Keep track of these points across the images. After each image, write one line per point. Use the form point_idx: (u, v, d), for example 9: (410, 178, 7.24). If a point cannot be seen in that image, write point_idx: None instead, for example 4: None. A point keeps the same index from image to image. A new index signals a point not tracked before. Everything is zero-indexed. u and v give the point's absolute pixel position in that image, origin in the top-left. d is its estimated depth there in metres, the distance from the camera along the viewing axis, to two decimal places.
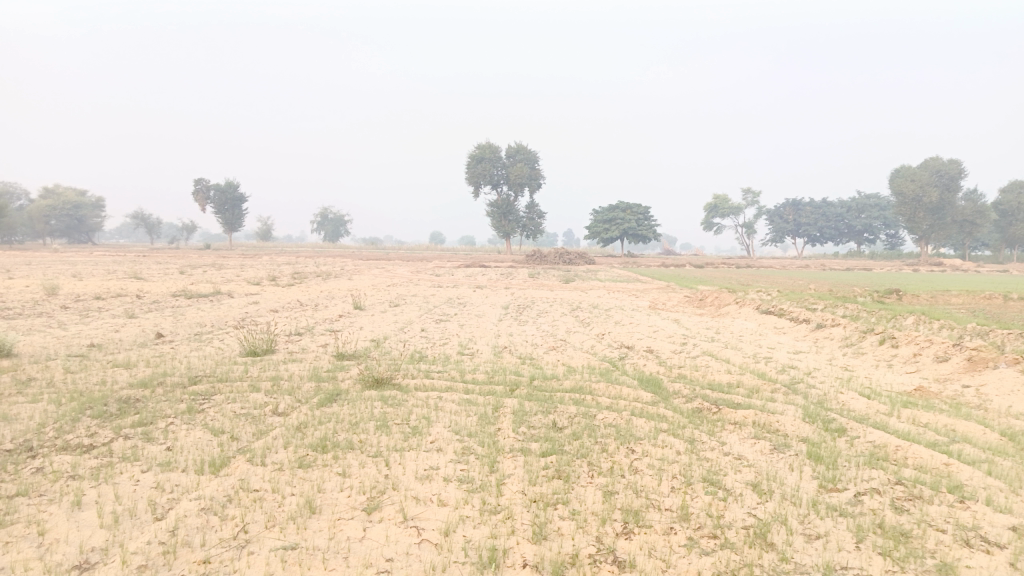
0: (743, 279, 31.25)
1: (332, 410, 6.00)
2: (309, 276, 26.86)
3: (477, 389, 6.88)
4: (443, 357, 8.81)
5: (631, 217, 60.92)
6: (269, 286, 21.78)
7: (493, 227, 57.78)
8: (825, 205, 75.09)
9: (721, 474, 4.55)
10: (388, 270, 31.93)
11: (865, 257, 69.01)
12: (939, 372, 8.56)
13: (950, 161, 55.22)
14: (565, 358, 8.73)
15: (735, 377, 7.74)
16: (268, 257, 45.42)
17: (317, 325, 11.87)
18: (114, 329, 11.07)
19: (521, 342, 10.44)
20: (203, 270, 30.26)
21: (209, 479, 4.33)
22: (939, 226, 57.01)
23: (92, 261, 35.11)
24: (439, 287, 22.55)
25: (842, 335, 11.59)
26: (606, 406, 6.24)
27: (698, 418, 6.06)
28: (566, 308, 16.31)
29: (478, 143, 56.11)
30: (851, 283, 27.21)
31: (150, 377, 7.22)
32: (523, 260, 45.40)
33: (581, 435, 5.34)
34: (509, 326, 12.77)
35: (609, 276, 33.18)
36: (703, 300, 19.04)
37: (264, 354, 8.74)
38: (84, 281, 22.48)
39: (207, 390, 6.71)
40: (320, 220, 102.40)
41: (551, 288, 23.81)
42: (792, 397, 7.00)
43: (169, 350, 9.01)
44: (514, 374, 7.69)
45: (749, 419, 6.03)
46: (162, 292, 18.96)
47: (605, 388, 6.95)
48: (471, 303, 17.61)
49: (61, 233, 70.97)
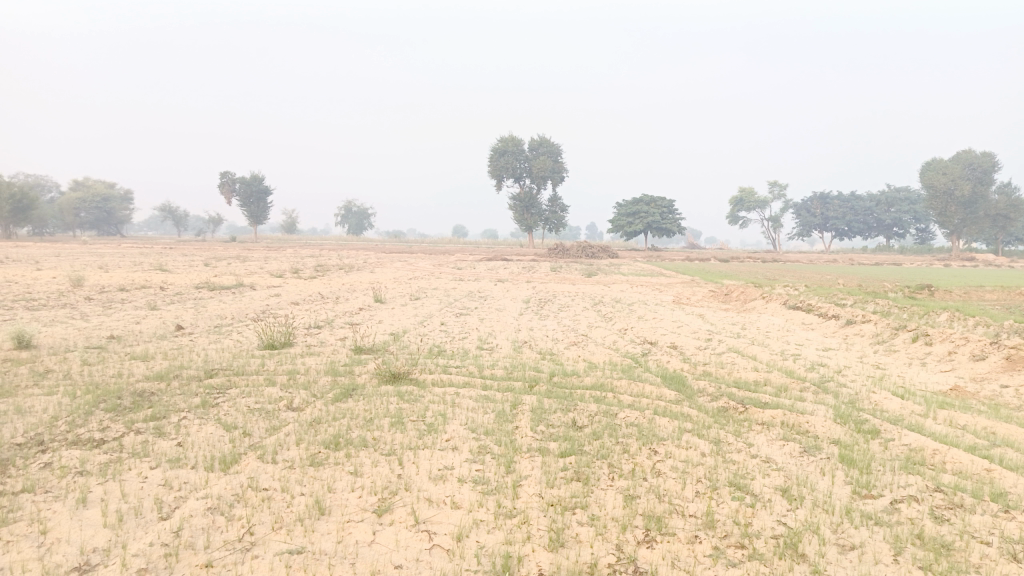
0: (769, 273, 30.76)
1: (347, 405, 5.87)
2: (332, 269, 26.89)
3: (496, 385, 6.72)
4: (462, 351, 8.67)
5: (655, 210, 60.37)
6: (291, 279, 21.81)
7: (515, 221, 57.57)
8: (853, 199, 73.80)
9: (748, 478, 4.34)
10: (410, 263, 31.88)
11: (895, 251, 67.69)
12: (977, 372, 8.23)
13: (984, 154, 53.91)
14: (586, 354, 8.54)
15: (762, 375, 7.50)
16: (292, 249, 45.65)
17: (336, 318, 11.79)
18: (135, 321, 11.09)
19: (541, 337, 10.26)
20: (228, 261, 30.44)
21: (217, 477, 4.22)
22: (972, 221, 55.73)
23: (120, 253, 35.59)
24: (460, 281, 22.42)
25: (872, 332, 11.26)
26: (627, 404, 6.05)
27: (724, 417, 5.84)
28: (588, 303, 16.09)
29: (501, 136, 55.91)
30: (881, 278, 26.56)
31: (167, 370, 7.16)
32: (546, 253, 45.12)
33: (602, 434, 5.16)
34: (530, 320, 12.59)
35: (632, 270, 32.85)
36: (728, 295, 18.70)
37: (282, 347, 8.67)
38: (110, 272, 22.70)
39: (222, 384, 6.63)
40: (344, 213, 102.94)
41: (574, 282, 23.56)
42: (822, 396, 6.75)
43: (187, 343, 8.98)
44: (533, 369, 7.52)
45: (777, 419, 5.80)
46: (185, 284, 19.05)
47: (627, 385, 6.76)
48: (492, 296, 17.45)
49: (90, 226, 72.08)
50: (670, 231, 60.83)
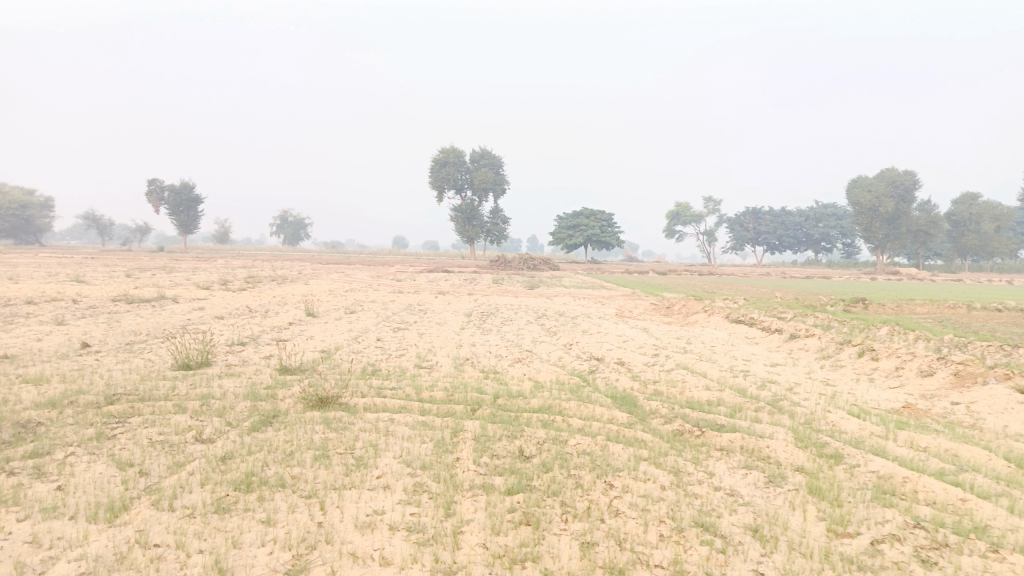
0: (706, 286, 31.14)
1: (265, 436, 5.22)
2: (264, 280, 25.76)
3: (435, 409, 6.16)
4: (399, 371, 8.07)
5: (595, 223, 60.73)
6: (219, 291, 20.64)
7: (457, 233, 56.97)
8: (785, 214, 75.95)
9: (714, 517, 3.91)
10: (348, 275, 30.88)
11: (824, 265, 69.81)
12: (925, 389, 8.09)
13: (905, 172, 56.26)
14: (531, 372, 8.06)
15: (715, 394, 7.16)
16: (223, 260, 43.83)
17: (263, 334, 10.95)
18: (36, 338, 10.04)
19: (484, 353, 9.74)
20: (152, 273, 28.83)
21: (98, 530, 3.53)
22: (895, 236, 57.96)
23: (34, 262, 33.40)
24: (399, 293, 21.68)
25: (817, 346, 11.16)
26: (578, 430, 5.57)
27: (680, 443, 5.42)
28: (531, 317, 15.62)
29: (442, 147, 55.29)
30: (816, 291, 27.02)
31: (62, 395, 6.34)
32: (487, 265, 44.57)
33: (552, 466, 4.66)
34: (472, 335, 12.06)
35: (572, 282, 32.72)
36: (670, 309, 18.53)
37: (198, 367, 7.90)
38: (19, 283, 21.03)
39: (123, 412, 5.85)
40: (279, 223, 100.07)
41: (516, 294, 23.17)
42: (778, 417, 6.43)
43: (92, 363, 8.08)
44: (476, 390, 6.99)
45: (736, 443, 5.41)
46: (102, 297, 17.74)
47: (576, 407, 6.29)
48: (432, 310, 16.81)
49: (5, 233, 67.85)
50: (610, 244, 61.24)
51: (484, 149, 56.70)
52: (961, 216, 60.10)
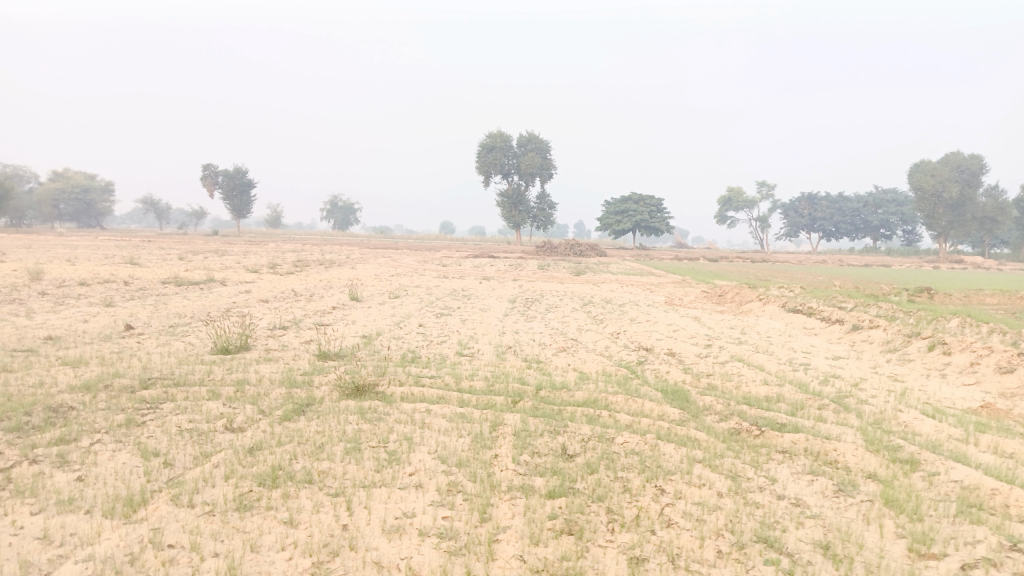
0: (758, 274, 30.15)
1: (297, 426, 4.99)
2: (311, 264, 25.96)
3: (474, 400, 5.86)
4: (439, 358, 7.80)
5: (643, 209, 59.71)
6: (267, 274, 20.77)
7: (503, 218, 56.69)
8: (841, 200, 73.51)
9: (778, 531, 3.51)
10: (394, 259, 30.91)
11: (883, 253, 67.36)
12: (1005, 387, 7.45)
13: (972, 156, 53.76)
14: (576, 363, 7.69)
15: (774, 389, 6.70)
16: (272, 244, 44.47)
17: (305, 318, 10.82)
18: (83, 320, 10.11)
19: (528, 341, 9.41)
20: (204, 255, 29.35)
21: (112, 526, 3.32)
22: (959, 223, 55.46)
23: (93, 245, 34.36)
24: (444, 278, 21.49)
25: (882, 338, 10.50)
26: (626, 426, 5.20)
27: (738, 443, 5.01)
28: (577, 303, 15.25)
29: (490, 131, 54.86)
30: (876, 280, 25.90)
31: (98, 379, 6.24)
32: (533, 251, 44.16)
33: (598, 466, 4.31)
34: (516, 322, 11.74)
35: (620, 269, 32.14)
36: (722, 297, 17.88)
37: (237, 351, 7.76)
38: (75, 265, 21.56)
39: (155, 398, 5.70)
40: (329, 208, 101.35)
41: (562, 281, 22.76)
42: (844, 416, 5.94)
43: (133, 345, 8.04)
44: (518, 380, 6.67)
45: (800, 445, 4.97)
46: (152, 279, 17.97)
47: (624, 401, 5.91)
48: (476, 296, 16.54)
49: (70, 217, 70.33)
50: (658, 230, 60.16)
51: (532, 133, 56.07)
52: None
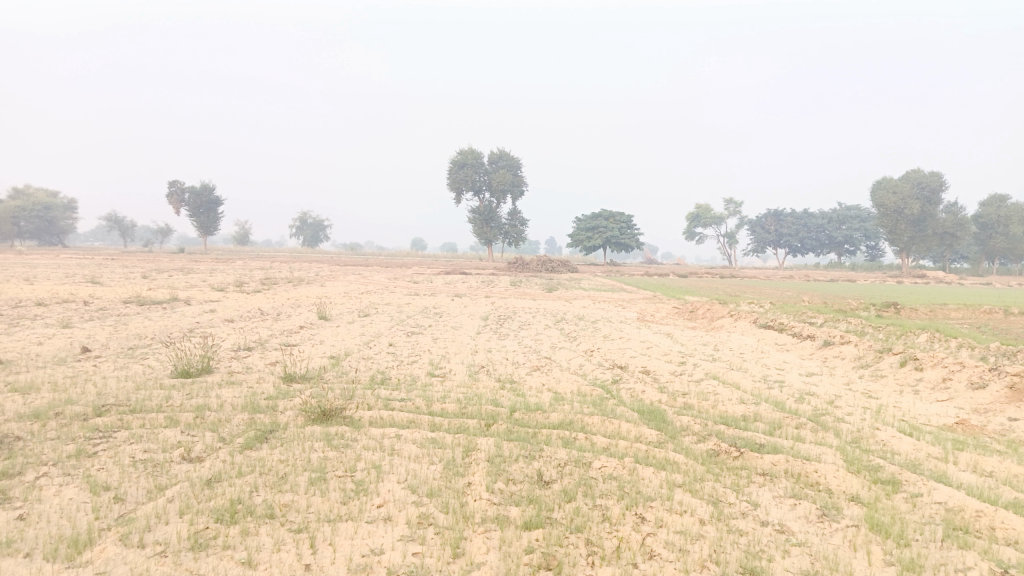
0: (728, 289, 30.35)
1: (259, 455, 4.74)
2: (279, 281, 25.52)
3: (446, 424, 5.66)
4: (409, 380, 7.57)
5: (614, 225, 60.05)
6: (233, 293, 20.31)
7: (475, 234, 56.56)
8: (807, 216, 74.77)
9: (763, 561, 3.37)
10: (364, 277, 30.54)
11: (848, 268, 68.54)
12: (978, 403, 7.45)
13: (931, 173, 55.07)
14: (550, 383, 7.52)
15: (752, 407, 6.60)
16: (239, 261, 43.77)
17: (271, 338, 10.51)
18: (37, 342, 9.69)
19: (500, 360, 9.24)
20: (168, 274, 28.70)
21: (54, 571, 3.06)
22: (921, 238, 56.62)
23: (53, 264, 33.46)
24: (415, 296, 21.23)
25: (854, 354, 10.52)
26: (603, 450, 5.04)
27: (717, 466, 4.88)
28: (550, 321, 15.12)
29: (460, 148, 54.82)
30: (843, 295, 26.23)
31: (49, 406, 5.91)
32: (504, 267, 44.02)
33: (576, 494, 4.14)
34: (488, 340, 11.55)
35: (592, 285, 32.12)
36: (694, 313, 17.88)
37: (198, 375, 7.46)
38: (32, 285, 20.88)
39: (109, 426, 5.41)
40: (298, 225, 100.20)
41: (534, 297, 22.67)
42: (823, 435, 5.85)
43: (88, 369, 7.70)
44: (491, 402, 6.48)
45: (780, 467, 4.86)
46: (113, 298, 17.43)
47: (600, 423, 5.76)
48: (448, 313, 16.30)
49: (30, 235, 68.53)
50: (628, 246, 60.49)
51: (502, 151, 56.16)
52: (989, 218, 58.65)
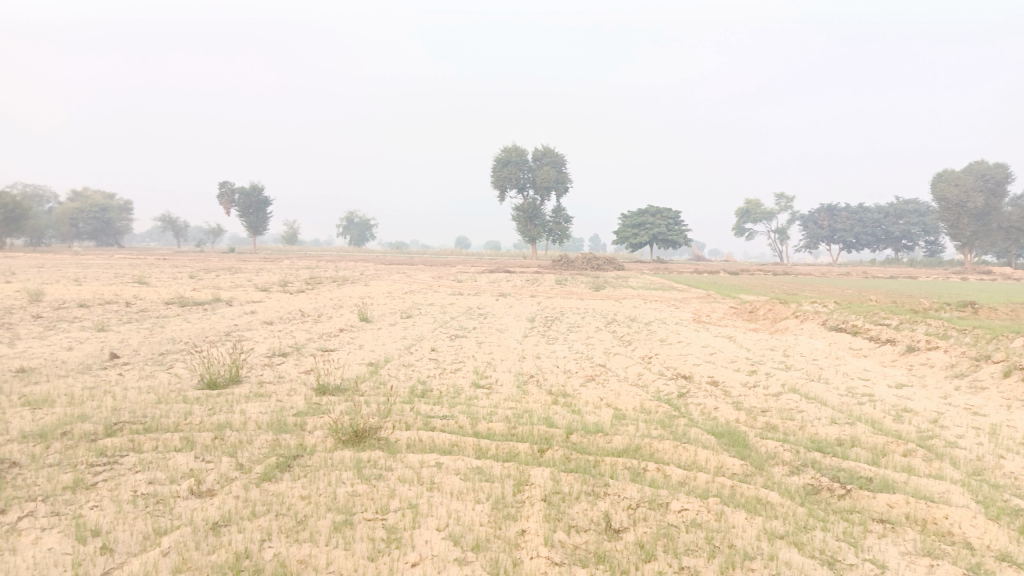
0: (785, 287, 28.94)
1: (278, 489, 4.07)
2: (323, 281, 25.23)
3: (494, 449, 4.92)
4: (453, 392, 6.86)
5: (661, 221, 58.61)
6: (276, 293, 19.97)
7: (519, 232, 55.89)
8: (862, 211, 72.03)
9: None
10: (407, 275, 30.14)
11: (906, 264, 65.80)
12: None
13: (996, 164, 52.36)
14: (610, 396, 6.73)
15: (847, 429, 5.71)
16: (285, 260, 43.89)
17: (308, 344, 9.91)
18: (67, 348, 9.29)
19: (552, 369, 8.45)
20: (213, 273, 28.78)
21: None
22: (985, 233, 53.86)
23: (105, 264, 33.90)
24: (458, 295, 20.58)
25: (946, 362, 9.43)
26: (681, 487, 4.24)
27: (822, 511, 4.02)
28: (601, 322, 14.29)
29: (505, 146, 54.18)
30: (910, 294, 24.61)
31: (59, 424, 5.36)
32: (549, 265, 43.15)
33: (655, 550, 3.35)
34: (537, 345, 10.80)
35: (639, 283, 31.09)
36: (754, 313, 16.79)
37: (225, 387, 6.88)
38: (80, 285, 20.94)
39: (118, 449, 4.82)
40: (345, 225, 101.41)
41: (582, 296, 21.83)
42: (939, 466, 4.93)
43: (111, 379, 7.17)
44: (544, 420, 5.71)
45: (900, 513, 4.00)
46: (155, 300, 17.16)
47: (673, 449, 4.95)
48: (492, 314, 15.58)
49: (88, 236, 70.38)
50: (676, 243, 58.92)
51: (547, 147, 55.33)
52: None
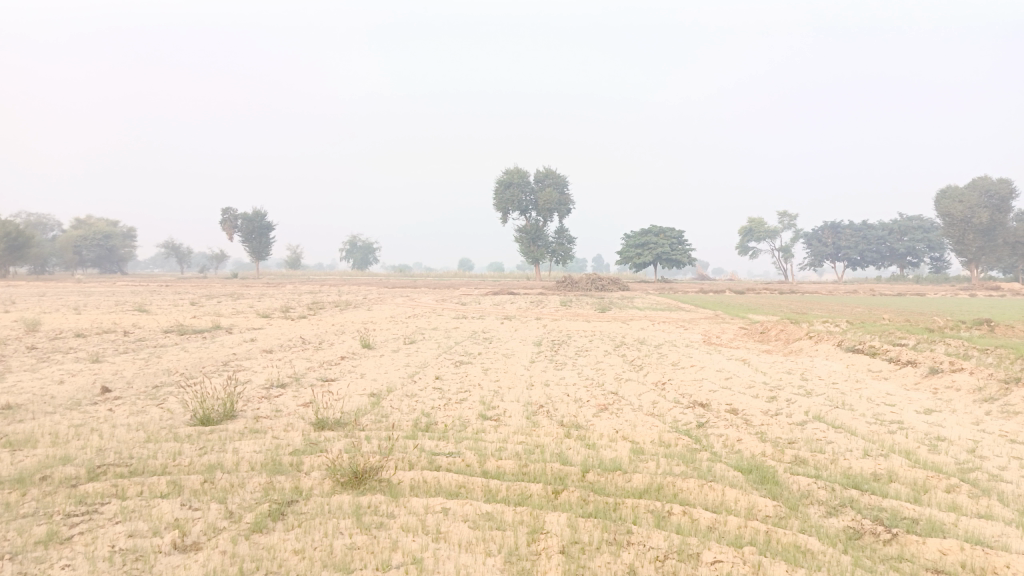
0: (794, 306, 28.52)
1: (270, 542, 3.71)
2: (325, 306, 24.90)
3: (505, 491, 4.55)
4: (459, 425, 6.50)
5: (665, 241, 58.30)
6: (277, 320, 19.62)
7: (522, 254, 55.61)
8: (866, 228, 71.67)
9: None
10: (410, 299, 29.83)
11: (912, 281, 65.27)
12: None
13: (1000, 180, 52.06)
14: (626, 428, 6.37)
15: (883, 462, 5.33)
16: (287, 285, 43.60)
17: (307, 374, 9.55)
18: (57, 381, 8.95)
19: (562, 398, 8.08)
20: (215, 299, 28.47)
21: None
22: (991, 249, 53.39)
23: (107, 291, 33.65)
24: (463, 319, 20.18)
25: (973, 385, 9.02)
26: (712, 533, 3.87)
27: (870, 559, 3.64)
28: (609, 346, 13.92)
29: (506, 169, 54.05)
30: (922, 312, 24.10)
31: (40, 467, 5.02)
32: (553, 287, 42.78)
33: None
34: (545, 371, 10.43)
35: (645, 304, 30.69)
36: (765, 334, 16.38)
37: (219, 422, 6.54)
38: (80, 314, 20.68)
39: (99, 496, 4.46)
40: (348, 248, 101.39)
41: (588, 319, 21.40)
42: (988, 503, 4.55)
43: (100, 415, 6.84)
44: (558, 457, 5.34)
45: (956, 562, 3.61)
46: (154, 328, 16.83)
47: (698, 489, 4.58)
48: (497, 339, 15.22)
49: (91, 264, 70.35)
50: (680, 262, 58.57)
51: (549, 169, 55.25)
52: None
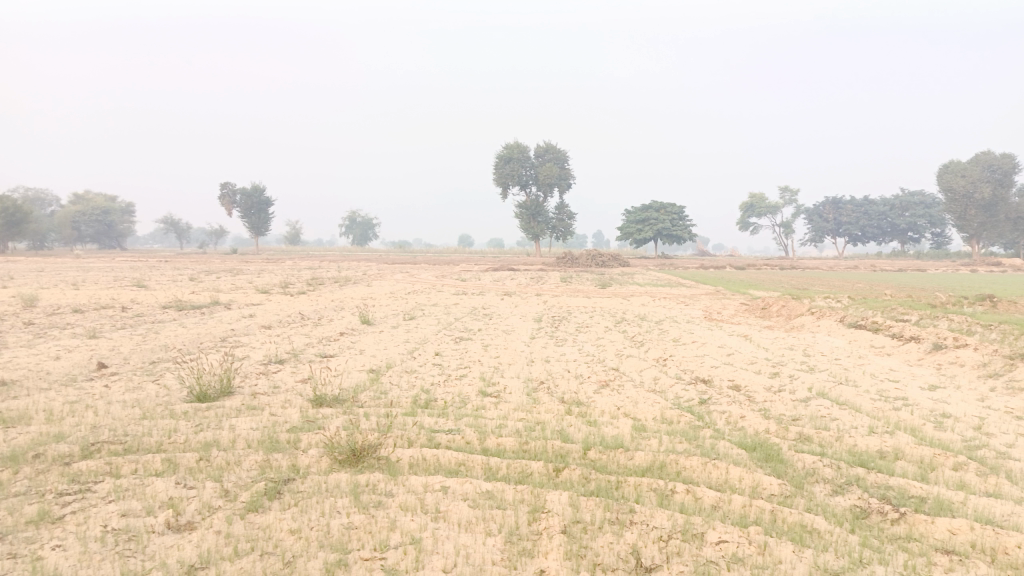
0: (795, 282, 28.40)
1: (266, 522, 3.63)
2: (324, 282, 24.79)
3: (506, 469, 4.47)
4: (459, 402, 6.42)
5: (665, 217, 58.02)
6: (276, 295, 19.52)
7: (522, 229, 55.36)
8: (867, 203, 71.31)
9: None
10: (410, 275, 29.69)
11: (913, 257, 65.09)
12: None
13: (1003, 154, 51.65)
14: (627, 405, 6.30)
15: (888, 439, 5.26)
16: (286, 261, 43.42)
17: (306, 350, 9.46)
18: (53, 357, 8.86)
19: (562, 374, 8.00)
20: (213, 275, 28.31)
21: None
22: (993, 225, 53.14)
23: (106, 267, 33.52)
24: (463, 295, 20.09)
25: (977, 361, 8.94)
26: (717, 513, 3.79)
27: (878, 540, 3.56)
28: (609, 322, 13.82)
29: (506, 143, 53.62)
30: (923, 288, 23.96)
31: (33, 445, 4.93)
32: (553, 263, 42.63)
33: None
34: (546, 347, 10.35)
35: (645, 279, 30.56)
36: (766, 310, 16.29)
37: (215, 399, 6.45)
38: (77, 289, 20.56)
39: (93, 474, 4.38)
40: (347, 224, 100.94)
41: (589, 295, 21.32)
42: (996, 481, 4.47)
43: (96, 391, 6.76)
44: (559, 434, 5.26)
45: (966, 542, 3.54)
46: (152, 304, 16.73)
47: (701, 467, 4.50)
48: (497, 315, 15.14)
49: (91, 239, 70.11)
50: (680, 238, 58.34)
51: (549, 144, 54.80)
52: None
